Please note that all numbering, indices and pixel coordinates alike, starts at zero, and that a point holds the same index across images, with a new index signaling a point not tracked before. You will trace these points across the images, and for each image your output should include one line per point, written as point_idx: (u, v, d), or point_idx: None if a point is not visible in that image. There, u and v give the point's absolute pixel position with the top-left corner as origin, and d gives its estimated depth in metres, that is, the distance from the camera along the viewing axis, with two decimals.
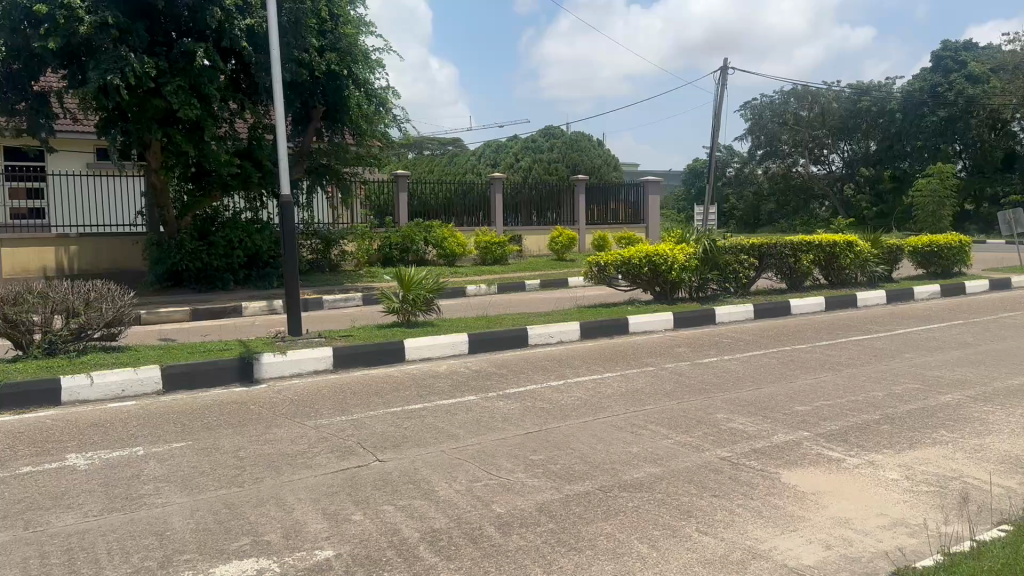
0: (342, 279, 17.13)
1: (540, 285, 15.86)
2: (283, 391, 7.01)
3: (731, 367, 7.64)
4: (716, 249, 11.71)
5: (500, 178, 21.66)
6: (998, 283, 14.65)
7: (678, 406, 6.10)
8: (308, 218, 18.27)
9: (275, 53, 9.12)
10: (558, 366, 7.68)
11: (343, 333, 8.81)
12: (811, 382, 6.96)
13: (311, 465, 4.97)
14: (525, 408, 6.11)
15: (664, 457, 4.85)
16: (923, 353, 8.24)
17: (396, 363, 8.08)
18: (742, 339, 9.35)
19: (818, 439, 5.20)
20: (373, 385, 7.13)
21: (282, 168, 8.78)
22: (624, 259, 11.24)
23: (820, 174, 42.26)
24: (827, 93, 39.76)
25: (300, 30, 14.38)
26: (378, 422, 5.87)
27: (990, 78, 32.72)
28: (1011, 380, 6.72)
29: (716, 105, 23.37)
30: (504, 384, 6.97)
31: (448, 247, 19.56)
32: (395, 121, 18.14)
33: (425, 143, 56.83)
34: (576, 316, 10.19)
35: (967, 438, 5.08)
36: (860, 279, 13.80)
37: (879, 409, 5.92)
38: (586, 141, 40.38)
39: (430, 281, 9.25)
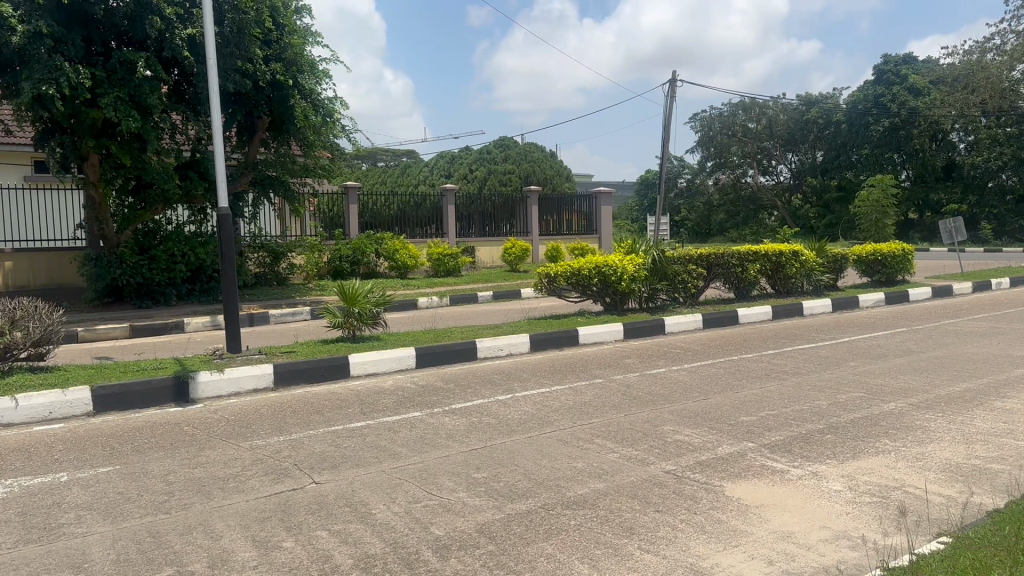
0: (290, 293, 16.85)
1: (493, 297, 15.74)
2: (221, 411, 6.77)
3: (679, 378, 7.61)
4: (665, 259, 11.77)
5: (452, 189, 21.53)
6: (940, 291, 14.96)
7: (625, 419, 6.03)
8: (256, 230, 17.90)
9: (212, 61, 8.84)
10: (506, 380, 7.57)
11: (286, 349, 8.60)
12: (757, 392, 6.96)
13: (243, 490, 4.79)
14: (470, 423, 5.98)
15: (608, 472, 4.77)
16: (867, 361, 8.32)
17: (341, 379, 7.90)
18: (690, 349, 9.35)
19: (762, 450, 5.18)
20: (314, 403, 6.94)
21: (221, 179, 8.52)
22: (574, 270, 11.19)
23: (768, 184, 43.05)
24: (773, 105, 40.23)
25: (244, 40, 14.12)
26: (317, 442, 5.70)
27: (931, 91, 33.67)
28: (952, 388, 6.80)
29: (666, 116, 23.57)
30: (450, 399, 6.83)
31: (399, 259, 19.35)
32: (344, 132, 17.94)
33: (377, 155, 56.44)
34: (527, 328, 10.10)
35: (910, 447, 5.10)
36: (807, 287, 14.00)
37: (823, 419, 5.93)
38: (539, 152, 40.54)
39: (376, 295, 9.08)
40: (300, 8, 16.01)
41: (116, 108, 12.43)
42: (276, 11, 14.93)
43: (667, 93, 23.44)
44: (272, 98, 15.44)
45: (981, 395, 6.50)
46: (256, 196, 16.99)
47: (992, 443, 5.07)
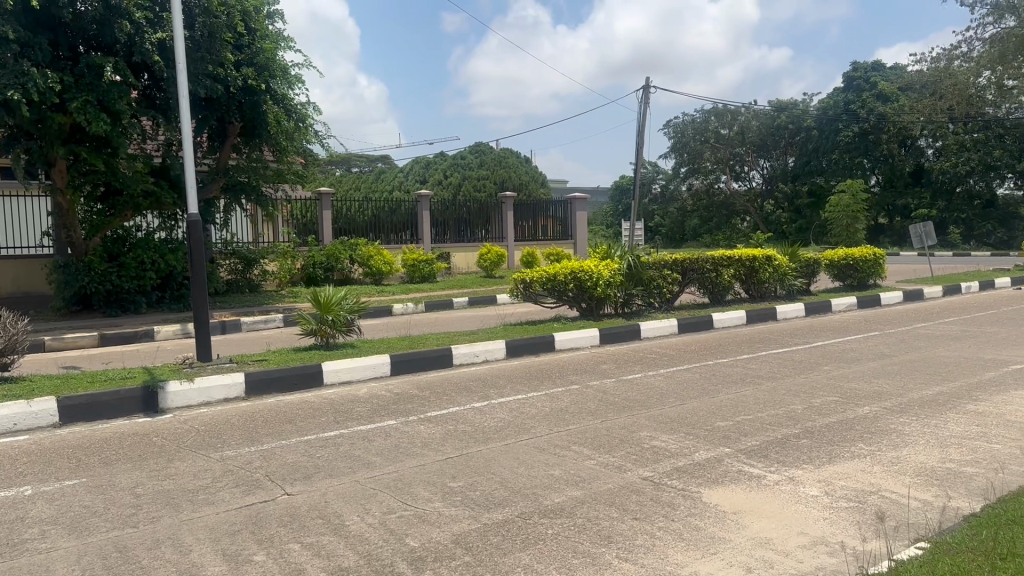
0: (263, 300, 16.68)
1: (468, 303, 15.67)
2: (191, 421, 6.65)
3: (655, 383, 7.60)
4: (640, 264, 11.79)
5: (427, 195, 21.44)
6: (910, 295, 15.13)
7: (601, 425, 6.00)
8: (228, 237, 17.80)
9: (181, 66, 8.70)
10: (481, 387, 7.51)
11: (258, 357, 8.48)
12: (733, 397, 6.96)
13: (213, 502, 4.68)
14: (445, 431, 5.91)
15: (586, 479, 4.73)
16: (841, 365, 8.37)
17: (314, 387, 7.80)
18: (666, 354, 9.35)
19: (739, 455, 5.16)
20: (287, 412, 6.83)
21: (191, 186, 8.38)
22: (550, 275, 11.17)
23: (741, 190, 43.37)
24: (745, 112, 40.64)
25: (215, 44, 13.97)
26: (289, 453, 5.60)
27: (899, 97, 34.20)
28: (925, 392, 6.86)
29: (640, 121, 23.67)
30: (426, 406, 6.75)
31: (374, 265, 19.20)
32: (318, 137, 17.83)
33: (351, 161, 56.13)
34: (503, 334, 10.04)
35: (885, 451, 5.12)
36: (780, 291, 14.11)
37: (799, 423, 5.94)
38: (514, 158, 40.60)
39: (350, 302, 8.97)
40: (272, 13, 15.88)
41: (85, 113, 12.19)
42: (247, 15, 14.79)
43: (641, 99, 23.54)
44: (244, 103, 15.28)
45: (953, 398, 6.55)
46: (228, 203, 16.82)
47: (965, 446, 5.11)
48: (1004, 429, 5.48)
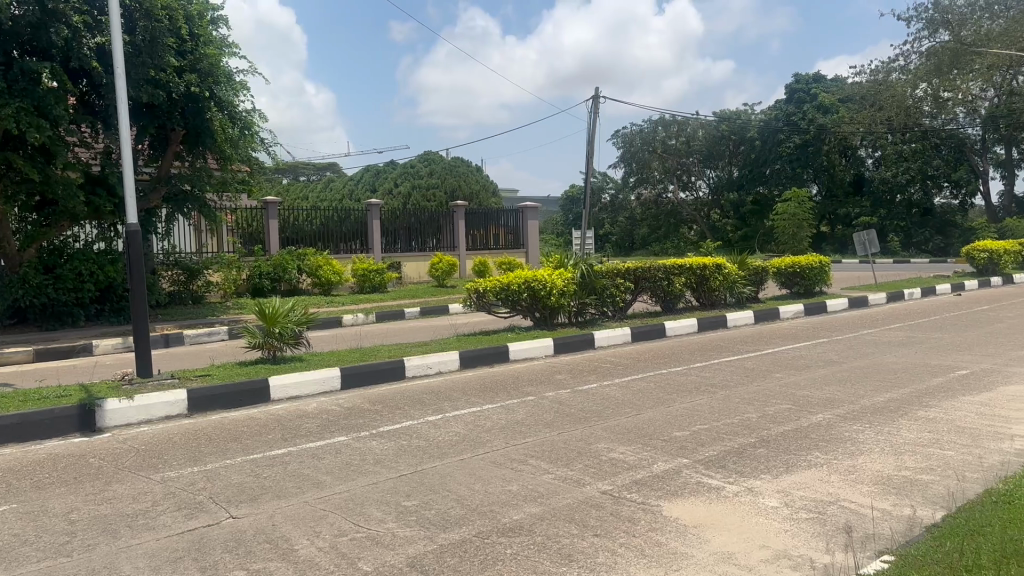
0: (206, 312, 16.23)
1: (420, 313, 15.46)
2: (131, 441, 6.36)
3: (610, 393, 7.53)
4: (593, 273, 11.77)
5: (377, 204, 21.17)
6: (855, 302, 15.41)
7: (557, 437, 5.89)
8: (170, 247, 17.34)
9: (119, 71, 8.37)
10: (435, 400, 7.34)
11: (200, 372, 8.18)
12: (688, 406, 6.93)
13: (153, 527, 4.44)
14: (398, 447, 5.74)
15: (544, 494, 4.61)
16: (792, 372, 8.44)
17: (261, 403, 7.53)
18: (620, 363, 9.32)
19: (697, 466, 5.11)
20: (233, 430, 6.58)
21: (130, 195, 8.06)
22: (503, 285, 11.05)
23: (688, 199, 43.93)
24: (692, 123, 41.10)
25: (156, 49, 13.58)
26: (235, 473, 5.37)
27: (838, 109, 35.03)
28: (876, 398, 6.93)
29: (589, 130, 23.77)
30: (378, 422, 6.56)
31: (322, 275, 18.84)
32: (264, 145, 17.52)
33: (298, 169, 55.40)
34: (456, 345, 9.89)
35: (840, 460, 5.12)
36: (729, 299, 14.23)
37: (755, 432, 5.92)
38: (464, 167, 40.51)
39: (297, 314, 8.73)
40: (215, 19, 15.54)
41: (20, 119, 11.60)
42: (190, 20, 14.44)
43: (590, 109, 23.66)
44: (186, 110, 14.86)
45: (905, 405, 6.63)
46: (169, 213, 16.38)
47: (919, 453, 5.14)
48: (955, 435, 5.54)
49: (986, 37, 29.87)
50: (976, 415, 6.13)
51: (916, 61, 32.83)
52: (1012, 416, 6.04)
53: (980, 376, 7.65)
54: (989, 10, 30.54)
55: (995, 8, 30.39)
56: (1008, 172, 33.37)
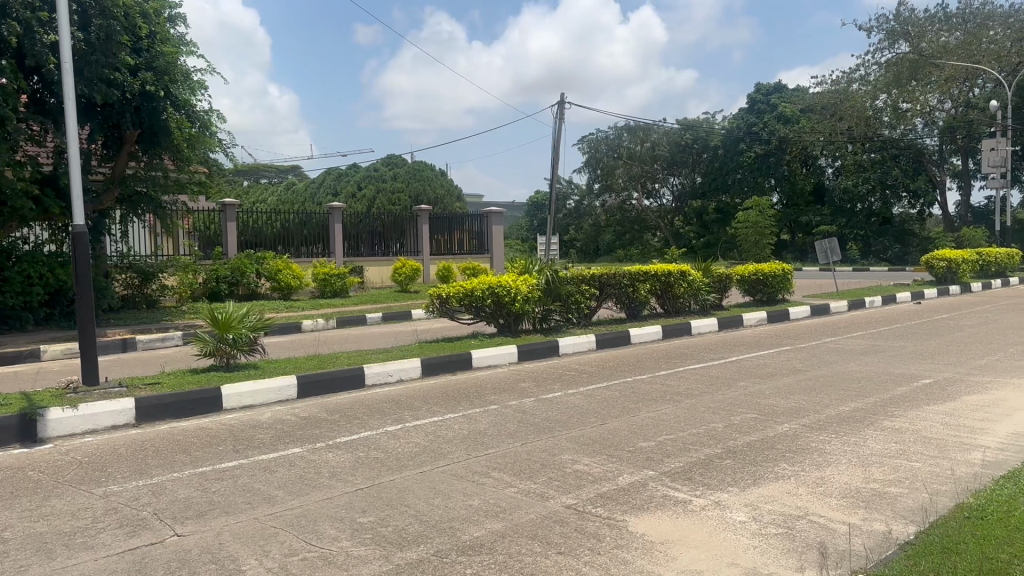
0: (161, 316, 15.80)
1: (381, 319, 15.20)
2: (74, 452, 6.05)
3: (575, 402, 7.39)
4: (558, 279, 11.65)
5: (339, 207, 20.84)
6: (817, 310, 15.50)
7: (521, 448, 5.73)
8: (125, 250, 16.90)
9: (67, 67, 8.04)
10: (395, 409, 7.13)
11: (150, 380, 7.86)
12: (653, 415, 6.81)
13: (91, 547, 4.17)
14: (355, 459, 5.53)
15: (506, 509, 4.44)
16: (756, 381, 8.38)
17: (213, 413, 7.26)
18: (584, 371, 9.20)
19: (663, 478, 4.98)
20: (182, 441, 6.30)
21: (76, 196, 7.72)
22: (466, 291, 10.86)
23: (652, 206, 44.20)
24: (656, 129, 41.29)
25: (111, 47, 13.18)
26: (181, 488, 5.11)
27: (800, 118, 35.44)
28: (841, 408, 6.89)
29: (554, 136, 23.68)
30: (335, 432, 6.33)
31: (282, 279, 18.47)
32: (223, 145, 17.15)
33: (260, 172, 54.74)
34: (417, 352, 9.67)
35: (808, 471, 5.04)
36: (694, 306, 14.20)
37: (721, 443, 5.82)
38: (429, 171, 40.23)
39: (252, 320, 8.45)
40: (173, 16, 15.17)
41: None
42: (147, 17, 14.06)
43: (556, 115, 23.58)
44: (141, 109, 14.44)
45: (870, 415, 6.58)
46: (124, 214, 15.93)
47: (886, 465, 5.09)
48: (921, 446, 5.50)
49: (943, 49, 30.52)
50: (941, 425, 6.11)
51: (875, 73, 33.44)
52: (977, 426, 6.04)
53: (943, 386, 7.66)
54: (947, 23, 31.21)
55: (953, 21, 31.05)
56: (964, 183, 34.09)
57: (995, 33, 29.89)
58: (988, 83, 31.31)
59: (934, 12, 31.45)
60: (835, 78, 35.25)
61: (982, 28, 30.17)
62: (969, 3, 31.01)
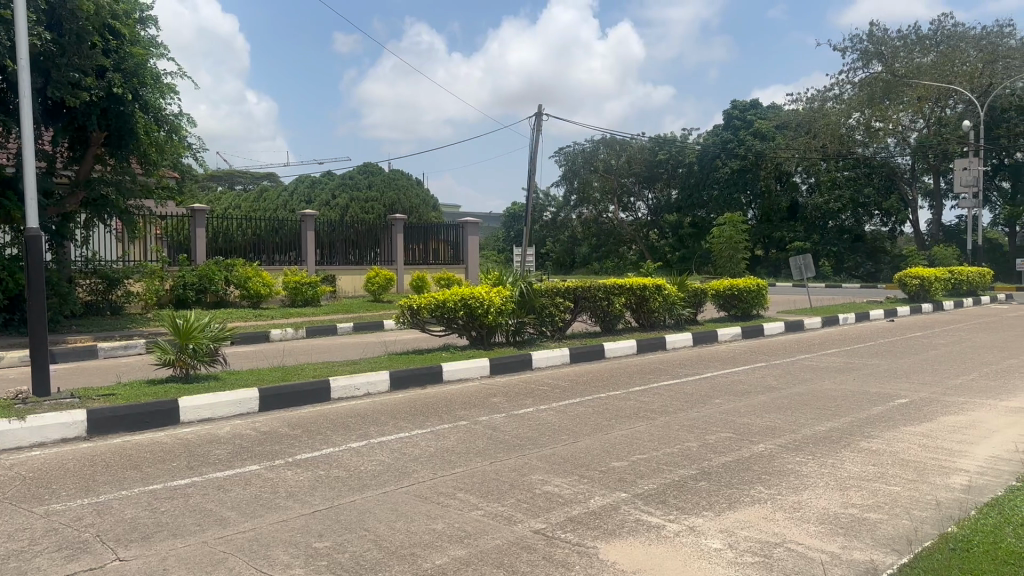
0: (126, 323, 15.39)
1: (353, 329, 14.93)
2: (19, 467, 5.75)
3: (547, 418, 7.19)
4: (532, 292, 11.44)
5: (312, 215, 20.53)
6: (792, 326, 15.46)
7: (489, 467, 5.51)
8: (90, 255, 16.50)
9: (24, 64, 7.76)
10: (360, 424, 6.87)
11: (105, 391, 7.54)
12: (626, 433, 6.63)
13: (25, 573, 3.87)
14: (315, 478, 5.27)
15: (471, 534, 4.22)
16: (732, 399, 8.21)
17: (170, 427, 6.96)
18: (558, 386, 8.99)
19: (636, 501, 4.78)
20: (134, 456, 5.99)
21: (30, 198, 7.41)
22: (439, 302, 10.61)
23: (628, 220, 44.27)
24: (632, 144, 41.46)
25: (80, 48, 12.88)
26: (128, 508, 4.81)
27: (775, 135, 35.71)
28: (818, 428, 6.74)
29: (532, 147, 23.55)
30: (296, 449, 6.06)
31: (251, 287, 18.09)
32: (194, 150, 16.85)
33: (233, 178, 54.22)
34: (387, 364, 9.41)
35: (785, 495, 4.87)
36: (669, 321, 14.07)
37: (695, 463, 5.64)
38: (404, 181, 39.99)
39: (213, 329, 8.16)
40: (145, 18, 14.86)
41: None
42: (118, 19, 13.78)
43: (533, 126, 23.45)
44: (108, 111, 14.06)
45: (846, 435, 6.44)
46: (88, 218, 15.53)
47: (865, 489, 4.93)
48: (900, 469, 5.38)
49: (917, 70, 30.96)
50: (918, 447, 5.99)
51: (850, 92, 33.71)
52: (954, 449, 5.93)
53: (919, 406, 7.55)
54: (919, 45, 31.62)
55: (926, 43, 31.43)
56: (936, 202, 34.46)
57: (967, 55, 30.34)
58: (960, 104, 31.80)
59: (907, 34, 31.86)
60: (810, 96, 35.52)
61: (955, 50, 30.58)
62: (941, 26, 31.47)
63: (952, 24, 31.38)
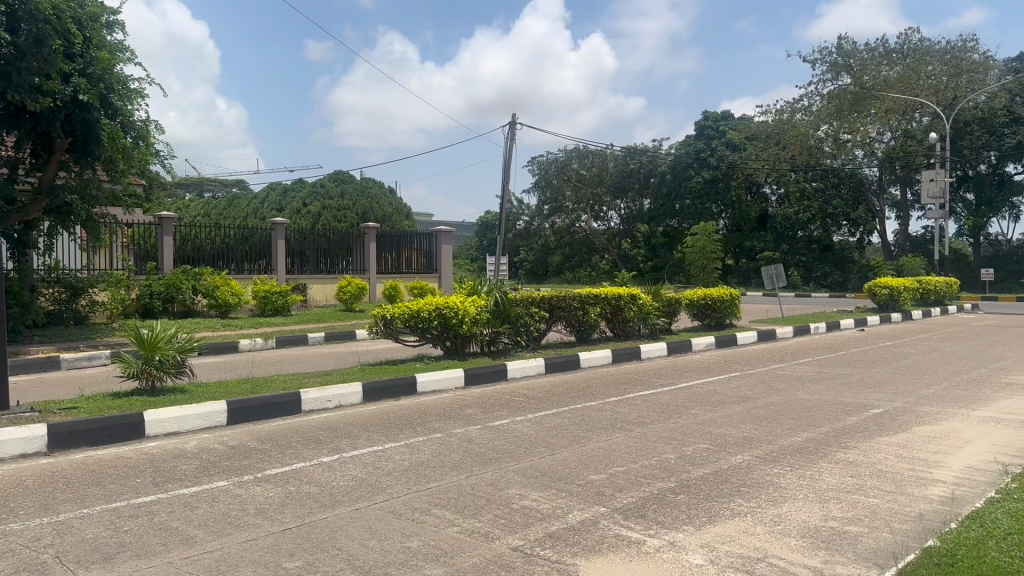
0: (90, 333, 15.02)
1: (324, 339, 14.74)
2: None
3: (523, 431, 7.09)
4: (506, 301, 11.35)
5: (283, 223, 20.26)
6: (765, 335, 15.53)
7: (465, 482, 5.39)
8: (53, 263, 16.13)
9: None
10: (332, 437, 6.72)
11: (67, 404, 7.30)
12: (603, 445, 6.55)
13: None
14: (285, 494, 5.12)
15: (447, 552, 4.10)
16: (707, 409, 8.18)
17: (134, 441, 6.75)
18: (534, 397, 8.89)
19: (615, 516, 4.70)
20: (96, 472, 5.79)
21: None
22: (412, 312, 10.48)
23: (600, 229, 44.43)
24: (604, 154, 41.65)
25: (43, 51, 12.56)
26: (90, 527, 4.62)
27: (747, 145, 36.10)
28: (794, 438, 6.71)
29: (506, 155, 23.51)
30: (265, 463, 5.90)
31: (219, 296, 17.78)
32: (161, 158, 16.56)
33: (202, 185, 53.61)
34: (359, 375, 9.25)
35: (765, 508, 4.82)
36: (643, 330, 14.06)
37: (673, 476, 5.57)
38: (377, 190, 39.79)
39: (179, 340, 7.96)
40: (112, 23, 14.60)
41: None
42: (83, 22, 13.51)
43: (506, 135, 23.42)
44: (72, 117, 13.73)
45: (823, 446, 6.42)
46: (51, 225, 15.18)
47: (844, 501, 4.90)
48: (878, 480, 5.35)
49: (884, 83, 31.49)
50: (894, 458, 5.98)
51: (818, 104, 34.14)
52: (930, 459, 5.93)
53: (893, 416, 7.57)
54: (886, 58, 32.14)
55: (893, 56, 31.92)
56: (903, 213, 35.00)
57: (933, 68, 30.92)
58: (926, 117, 32.38)
59: (875, 47, 32.30)
60: (779, 108, 35.93)
61: (921, 63, 31.14)
62: (908, 40, 32.00)
63: (917, 38, 31.93)
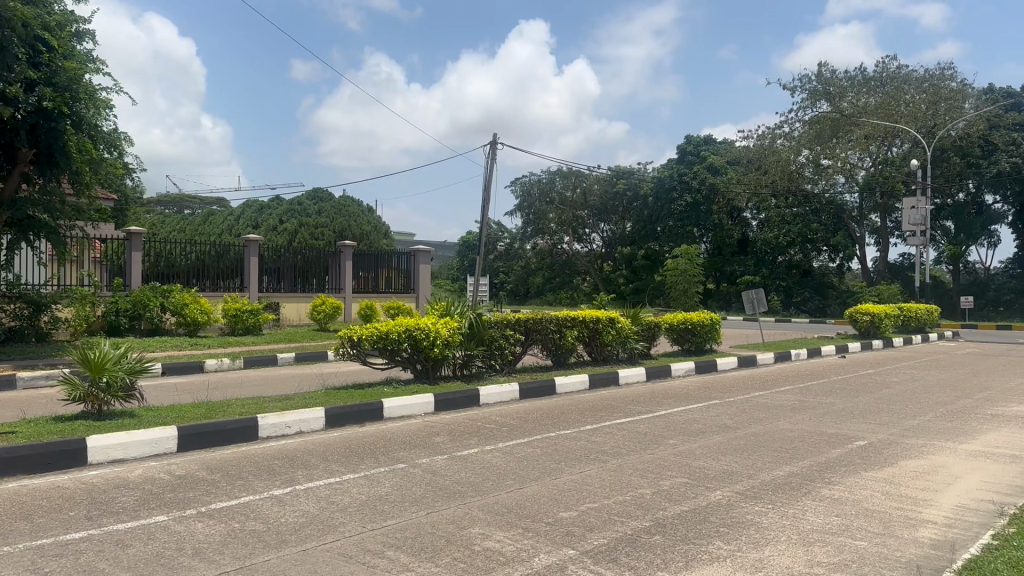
0: (51, 351, 14.49)
1: (294, 359, 14.32)
2: None
3: (491, 462, 6.70)
4: (481, 323, 11.00)
5: (256, 240, 19.75)
6: (744, 361, 15.27)
7: (424, 519, 5.01)
8: (14, 279, 15.64)
9: None
10: (286, 468, 6.30)
11: (7, 429, 6.85)
12: (575, 478, 6.19)
13: None
14: (228, 532, 4.70)
15: None
16: (686, 440, 7.82)
17: (75, 468, 6.30)
18: (505, 424, 8.50)
19: (584, 560, 4.33)
20: (26, 505, 5.33)
21: None
22: (382, 333, 10.08)
23: (582, 251, 44.36)
24: (588, 176, 41.60)
25: (6, 59, 12.10)
26: (6, 568, 4.16)
27: (727, 170, 36.16)
28: (776, 472, 6.39)
29: (486, 176, 23.22)
30: (211, 497, 5.47)
31: (188, 314, 17.27)
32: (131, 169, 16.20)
33: (182, 202, 53.34)
34: (323, 399, 8.82)
35: (745, 551, 4.48)
36: (621, 354, 13.73)
37: (649, 514, 5.21)
38: (354, 207, 39.51)
39: (129, 362, 7.52)
40: (81, 32, 14.21)
41: None
42: (48, 30, 13.04)
43: (488, 154, 23.13)
44: (37, 127, 13.21)
45: (806, 482, 6.09)
46: (13, 238, 14.69)
47: (830, 544, 4.57)
48: (865, 521, 5.03)
49: (864, 109, 31.72)
50: (882, 496, 5.67)
51: (799, 129, 34.26)
52: (918, 498, 5.60)
53: (879, 450, 7.25)
54: (866, 85, 32.37)
55: (871, 84, 32.21)
56: (882, 240, 35.08)
57: (911, 96, 31.09)
58: (905, 143, 32.51)
59: (854, 75, 32.63)
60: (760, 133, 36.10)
61: (898, 90, 31.36)
62: (886, 67, 32.28)
63: (896, 66, 32.20)
